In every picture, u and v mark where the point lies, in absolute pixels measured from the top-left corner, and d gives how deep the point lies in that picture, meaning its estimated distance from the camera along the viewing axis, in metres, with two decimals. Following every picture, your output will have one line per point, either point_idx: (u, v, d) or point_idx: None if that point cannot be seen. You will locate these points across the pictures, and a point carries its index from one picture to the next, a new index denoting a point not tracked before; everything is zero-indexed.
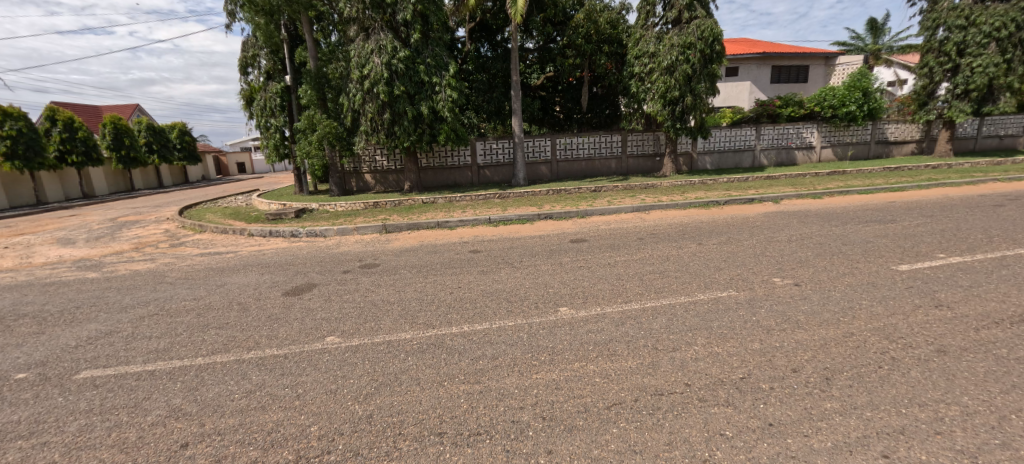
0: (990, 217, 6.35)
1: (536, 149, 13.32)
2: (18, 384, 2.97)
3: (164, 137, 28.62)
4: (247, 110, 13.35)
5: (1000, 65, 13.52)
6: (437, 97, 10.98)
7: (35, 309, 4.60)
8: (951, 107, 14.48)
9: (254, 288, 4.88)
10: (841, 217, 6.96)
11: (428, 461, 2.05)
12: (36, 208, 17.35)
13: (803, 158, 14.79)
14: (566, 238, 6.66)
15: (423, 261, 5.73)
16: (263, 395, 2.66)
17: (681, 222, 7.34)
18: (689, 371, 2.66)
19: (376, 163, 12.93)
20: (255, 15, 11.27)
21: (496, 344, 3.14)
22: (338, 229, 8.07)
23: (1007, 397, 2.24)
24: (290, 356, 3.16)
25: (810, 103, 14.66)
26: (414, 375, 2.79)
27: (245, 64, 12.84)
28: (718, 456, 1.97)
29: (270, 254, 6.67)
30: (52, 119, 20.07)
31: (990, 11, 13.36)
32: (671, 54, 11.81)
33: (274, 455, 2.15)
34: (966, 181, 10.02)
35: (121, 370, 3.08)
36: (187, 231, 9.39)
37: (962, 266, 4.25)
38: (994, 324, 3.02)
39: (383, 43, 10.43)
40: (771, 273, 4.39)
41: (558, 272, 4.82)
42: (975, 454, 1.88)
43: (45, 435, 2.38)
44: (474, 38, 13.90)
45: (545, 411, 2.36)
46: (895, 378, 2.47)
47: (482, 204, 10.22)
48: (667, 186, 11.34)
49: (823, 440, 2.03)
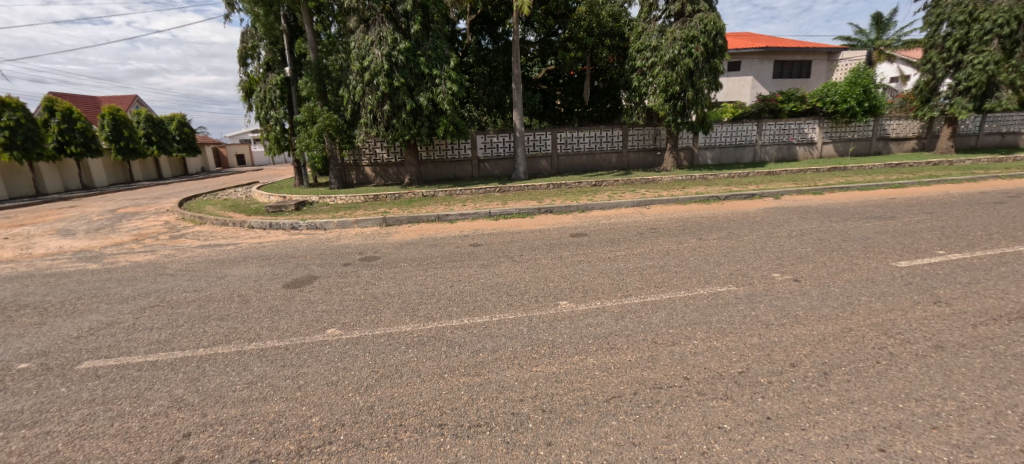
0: (990, 215, 6.31)
1: (537, 143, 13.28)
2: (20, 375, 2.97)
3: (163, 129, 28.56)
4: (247, 102, 13.34)
5: (1001, 62, 13.44)
6: (437, 90, 10.90)
7: (36, 300, 4.61)
8: (953, 104, 14.41)
9: (254, 280, 4.89)
10: (841, 213, 6.93)
11: (430, 451, 2.07)
12: (35, 199, 17.28)
13: (804, 153, 14.73)
14: (566, 232, 6.66)
15: (423, 254, 5.74)
16: (264, 386, 2.67)
17: (681, 217, 7.39)
18: (688, 365, 2.67)
19: (376, 156, 12.98)
20: (254, 5, 11.18)
21: (496, 337, 3.15)
22: (338, 221, 8.05)
23: (1003, 392, 2.26)
24: (292, 348, 3.17)
25: (812, 98, 14.60)
26: (415, 367, 2.81)
27: (244, 55, 12.85)
28: (717, 449, 1.99)
29: (270, 247, 6.63)
30: (51, 109, 19.91)
31: (993, 7, 13.29)
32: (674, 48, 11.70)
33: (275, 445, 2.17)
34: (967, 178, 10.00)
35: (124, 361, 3.09)
36: (187, 223, 9.38)
37: (962, 263, 4.25)
38: (992, 321, 3.03)
39: (383, 34, 10.36)
40: (771, 267, 4.41)
41: (559, 266, 4.84)
42: (970, 448, 1.90)
43: (48, 425, 2.40)
44: (474, 30, 13.83)
45: (545, 404, 2.38)
46: (892, 373, 2.48)
47: (482, 197, 10.28)
48: (667, 180, 11.33)
49: (820, 433, 2.05)
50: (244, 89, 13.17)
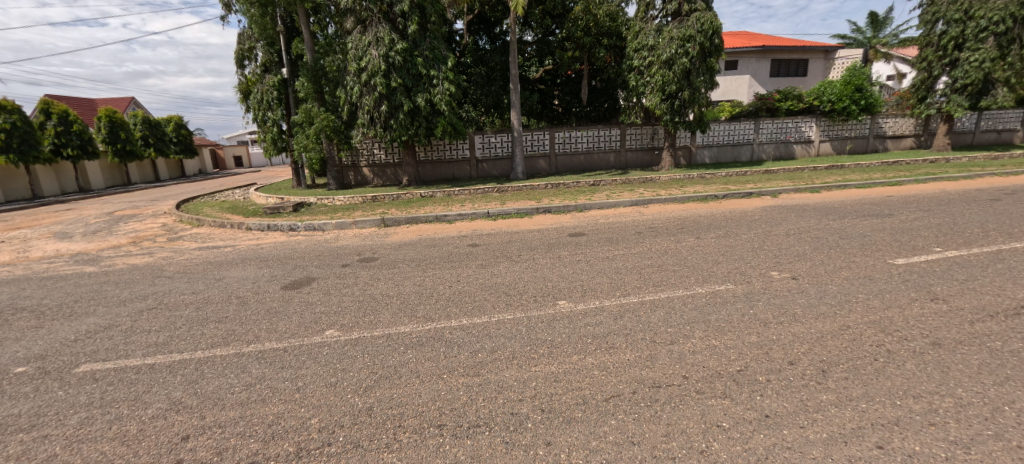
0: (986, 211, 6.34)
1: (535, 143, 13.29)
2: (17, 379, 2.96)
3: (160, 130, 28.44)
4: (243, 103, 13.25)
5: (997, 59, 13.50)
6: (434, 90, 10.91)
7: (33, 304, 4.58)
8: (949, 101, 14.39)
9: (252, 281, 4.88)
10: (840, 211, 6.95)
11: (429, 452, 2.07)
12: (32, 202, 17.20)
13: (802, 152, 14.77)
14: (565, 231, 6.68)
15: (422, 254, 5.75)
16: (263, 388, 2.67)
17: (680, 216, 7.40)
18: (687, 364, 2.67)
19: (375, 157, 12.98)
20: (249, 7, 11.16)
21: (495, 337, 3.15)
22: (337, 222, 8.05)
23: (1001, 389, 2.27)
24: (290, 349, 3.16)
25: (810, 96, 14.55)
26: (414, 368, 2.80)
27: (241, 56, 12.79)
28: (716, 448, 1.99)
29: (268, 249, 6.62)
30: (47, 112, 19.82)
31: (989, 5, 13.32)
32: (671, 47, 11.74)
33: (275, 447, 2.16)
34: (964, 176, 10.04)
35: (121, 364, 3.08)
36: (185, 224, 9.36)
37: (959, 260, 4.28)
38: (989, 318, 3.04)
39: (381, 35, 10.32)
40: (769, 266, 4.41)
41: (557, 266, 4.85)
42: (967, 445, 1.91)
43: (45, 429, 2.39)
44: (473, 31, 13.92)
45: (544, 403, 2.38)
46: (890, 370, 2.49)
47: (481, 197, 10.33)
48: (665, 179, 11.35)
49: (818, 431, 2.05)
50: (240, 90, 13.08)
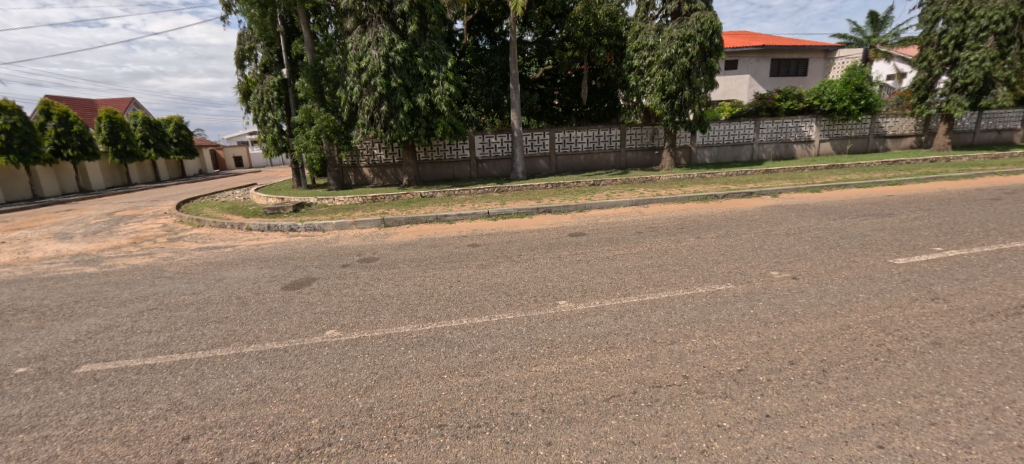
0: (987, 211, 6.33)
1: (535, 143, 13.29)
2: (18, 379, 2.96)
3: (161, 131, 28.44)
4: (243, 104, 13.26)
5: (997, 58, 13.48)
6: (434, 90, 10.91)
7: (33, 304, 4.58)
8: (949, 101, 14.43)
9: (252, 282, 4.88)
10: (840, 211, 6.94)
11: (430, 452, 2.07)
12: (32, 203, 17.22)
13: (802, 152, 14.78)
14: (565, 231, 6.68)
15: (422, 254, 5.75)
16: (264, 389, 2.67)
17: (680, 216, 7.39)
18: (688, 363, 2.67)
19: (375, 157, 12.98)
20: (250, 7, 11.17)
21: (495, 337, 3.15)
22: (337, 222, 8.05)
23: (1002, 388, 2.27)
24: (291, 350, 3.16)
25: (810, 96, 14.52)
26: (414, 368, 2.80)
27: (241, 57, 12.79)
28: (716, 447, 2.00)
29: (268, 249, 6.62)
30: (47, 113, 19.83)
31: (989, 4, 13.29)
32: (671, 47, 11.74)
33: (275, 447, 2.16)
34: (963, 175, 10.03)
35: (122, 364, 3.08)
36: (185, 225, 9.36)
37: (959, 259, 4.27)
38: (989, 317, 3.03)
39: (381, 35, 10.32)
40: (769, 266, 4.40)
41: (557, 265, 4.85)
42: (968, 445, 1.91)
43: (46, 429, 2.39)
44: (473, 31, 13.92)
45: (544, 403, 2.38)
46: (890, 370, 2.49)
47: (481, 197, 10.34)
48: (665, 179, 11.34)
49: (819, 431, 2.05)
50: (240, 90, 13.08)
